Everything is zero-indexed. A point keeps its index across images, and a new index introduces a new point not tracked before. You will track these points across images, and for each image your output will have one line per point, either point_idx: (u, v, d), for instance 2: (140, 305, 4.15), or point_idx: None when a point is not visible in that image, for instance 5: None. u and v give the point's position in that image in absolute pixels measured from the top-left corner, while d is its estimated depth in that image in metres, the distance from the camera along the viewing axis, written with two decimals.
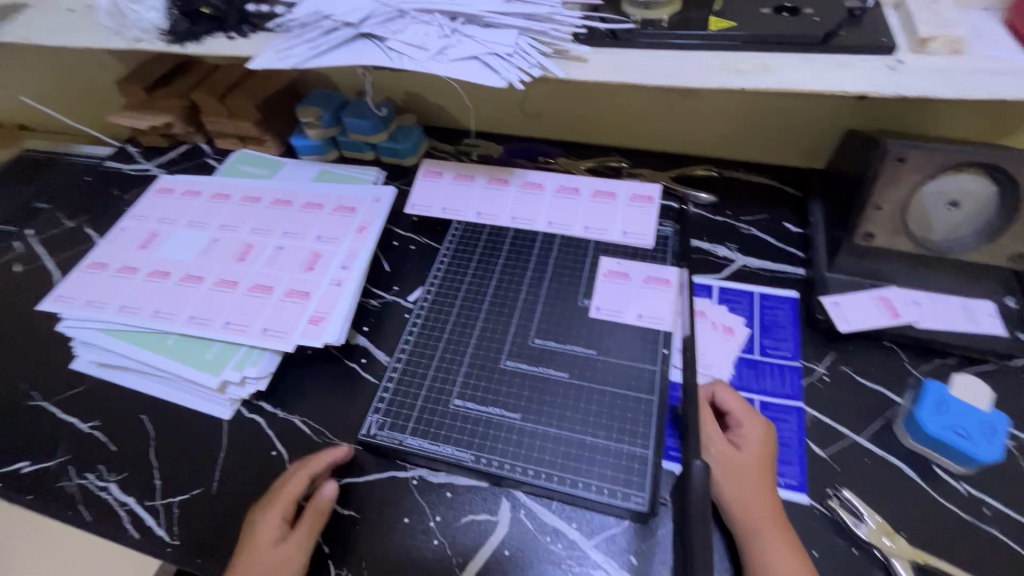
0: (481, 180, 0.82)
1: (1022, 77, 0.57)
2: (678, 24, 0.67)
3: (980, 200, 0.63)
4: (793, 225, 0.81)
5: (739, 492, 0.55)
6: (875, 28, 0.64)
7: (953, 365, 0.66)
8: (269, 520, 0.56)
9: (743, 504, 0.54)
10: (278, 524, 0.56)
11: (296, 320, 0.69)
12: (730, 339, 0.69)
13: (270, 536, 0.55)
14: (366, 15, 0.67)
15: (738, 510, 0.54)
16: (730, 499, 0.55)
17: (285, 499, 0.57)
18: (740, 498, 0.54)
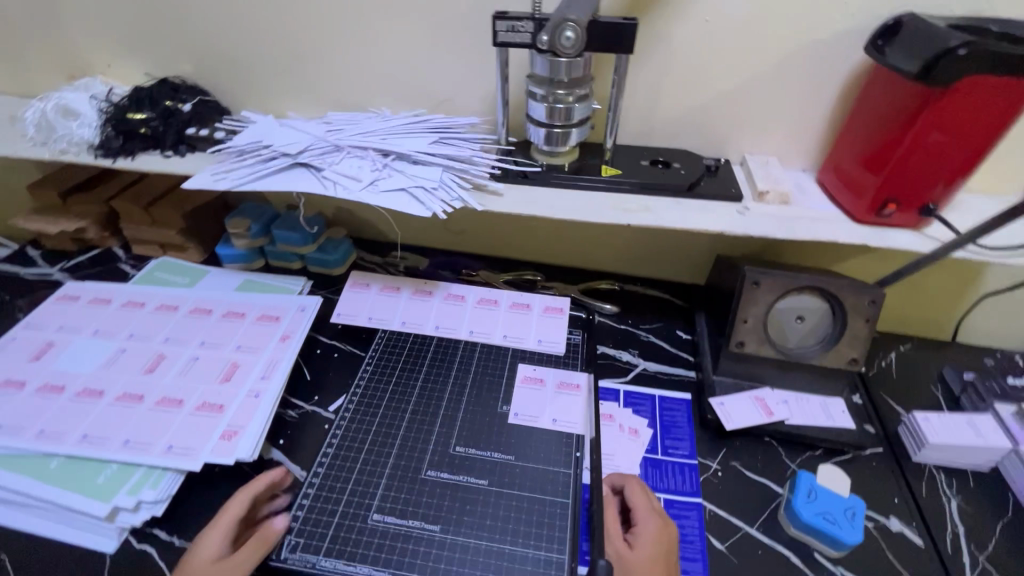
0: (407, 292, 0.88)
1: (832, 224, 0.75)
2: (578, 169, 0.81)
3: (819, 315, 0.78)
4: (684, 332, 0.93)
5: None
6: (727, 180, 0.82)
7: (820, 456, 0.76)
8: (211, 539, 0.58)
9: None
10: (217, 543, 0.57)
11: (205, 436, 0.66)
12: (635, 440, 0.75)
13: (211, 553, 0.56)
14: (304, 148, 0.76)
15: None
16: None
17: (228, 517, 0.59)
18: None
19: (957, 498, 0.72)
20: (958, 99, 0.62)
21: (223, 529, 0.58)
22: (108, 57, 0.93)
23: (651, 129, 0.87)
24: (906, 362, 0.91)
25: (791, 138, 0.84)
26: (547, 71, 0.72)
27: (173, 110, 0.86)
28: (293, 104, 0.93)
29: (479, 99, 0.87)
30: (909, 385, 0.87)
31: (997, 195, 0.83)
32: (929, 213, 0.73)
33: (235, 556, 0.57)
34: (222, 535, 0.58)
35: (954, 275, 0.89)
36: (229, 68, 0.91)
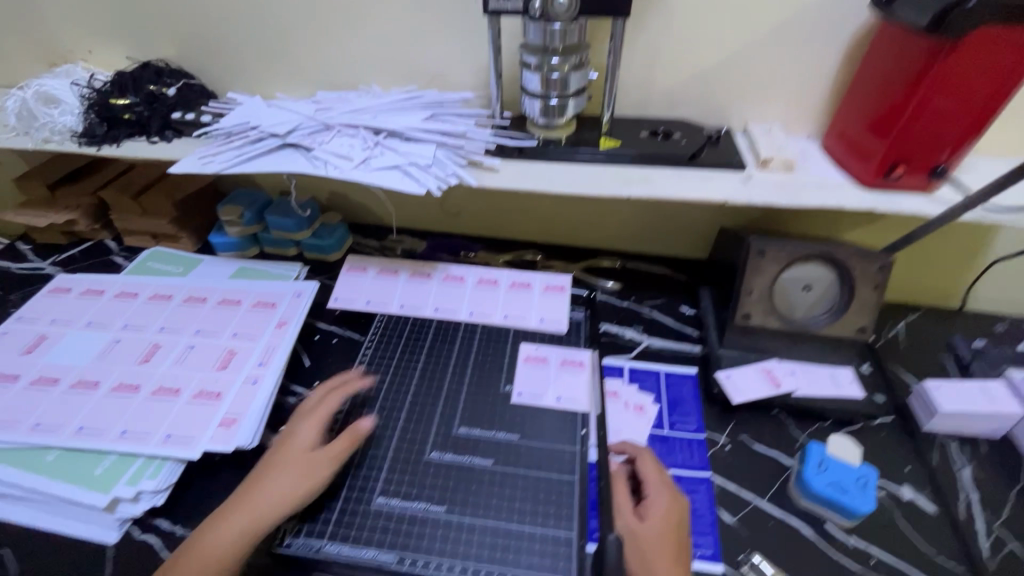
0: (405, 274, 0.86)
1: (838, 190, 0.73)
2: (576, 142, 0.79)
3: (827, 285, 0.77)
4: (688, 307, 0.91)
5: (644, 566, 0.55)
6: (729, 149, 0.80)
7: (830, 427, 0.75)
8: (307, 429, 0.64)
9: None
10: (312, 435, 0.63)
11: (203, 425, 0.65)
12: (642, 416, 0.74)
13: (307, 441, 0.63)
14: (293, 128, 0.74)
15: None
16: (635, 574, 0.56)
17: (321, 413, 0.66)
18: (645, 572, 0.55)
19: (969, 466, 0.71)
20: (969, 51, 0.60)
21: (317, 420, 0.65)
22: (88, 42, 0.90)
23: (649, 99, 0.84)
24: (915, 331, 0.90)
25: (794, 104, 0.82)
26: (540, 39, 0.69)
27: (157, 95, 0.83)
28: (281, 85, 0.90)
29: (472, 74, 0.84)
30: (918, 353, 0.86)
31: (1007, 156, 0.81)
32: (939, 175, 0.70)
33: (328, 444, 0.63)
34: (316, 427, 0.64)
35: (963, 240, 0.87)
36: (213, 50, 0.88)
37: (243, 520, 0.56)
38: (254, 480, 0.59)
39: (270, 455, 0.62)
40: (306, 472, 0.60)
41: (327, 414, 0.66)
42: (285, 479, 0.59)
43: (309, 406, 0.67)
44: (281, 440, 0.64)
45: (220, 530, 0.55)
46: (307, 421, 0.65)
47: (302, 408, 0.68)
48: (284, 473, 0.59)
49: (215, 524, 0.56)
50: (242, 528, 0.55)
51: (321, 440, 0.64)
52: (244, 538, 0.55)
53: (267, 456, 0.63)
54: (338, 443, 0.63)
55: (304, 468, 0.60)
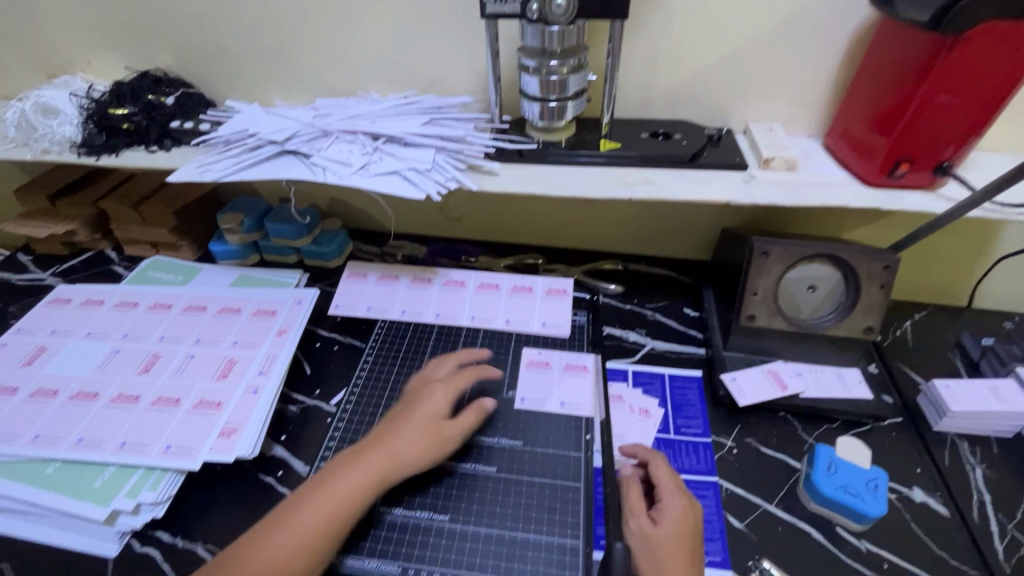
0: (406, 280, 0.86)
1: (842, 189, 0.73)
2: (576, 144, 0.78)
3: (832, 284, 0.76)
4: (691, 309, 0.90)
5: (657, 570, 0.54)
6: (731, 149, 0.79)
7: (838, 429, 0.74)
8: (438, 399, 0.64)
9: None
10: (442, 406, 0.64)
11: (203, 434, 0.64)
12: (647, 421, 0.73)
13: (437, 411, 0.63)
14: (291, 134, 0.73)
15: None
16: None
17: (455, 386, 0.67)
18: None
19: (981, 466, 0.70)
20: (972, 48, 0.59)
21: (450, 390, 0.66)
22: (87, 53, 0.91)
23: (648, 101, 0.84)
24: (922, 330, 0.89)
25: (795, 103, 0.81)
26: (538, 41, 0.69)
27: (156, 104, 0.83)
28: (279, 92, 0.90)
29: (471, 78, 0.84)
30: (926, 352, 0.85)
31: (1012, 152, 0.80)
32: (944, 171, 0.70)
33: (457, 418, 0.64)
34: (447, 397, 0.65)
35: (969, 237, 0.86)
36: (212, 58, 0.88)
37: (369, 472, 0.57)
38: (379, 436, 0.60)
39: (398, 417, 0.63)
40: (434, 441, 0.61)
41: (461, 387, 0.67)
42: (415, 442, 0.60)
43: (440, 375, 0.68)
44: (410, 401, 0.65)
45: (344, 476, 0.56)
46: (440, 390, 0.65)
47: (432, 375, 0.69)
48: (414, 436, 0.60)
49: (337, 470, 0.57)
50: (365, 480, 0.57)
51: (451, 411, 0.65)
52: (367, 489, 0.56)
53: (392, 415, 0.64)
54: (466, 419, 0.64)
55: (431, 437, 0.61)
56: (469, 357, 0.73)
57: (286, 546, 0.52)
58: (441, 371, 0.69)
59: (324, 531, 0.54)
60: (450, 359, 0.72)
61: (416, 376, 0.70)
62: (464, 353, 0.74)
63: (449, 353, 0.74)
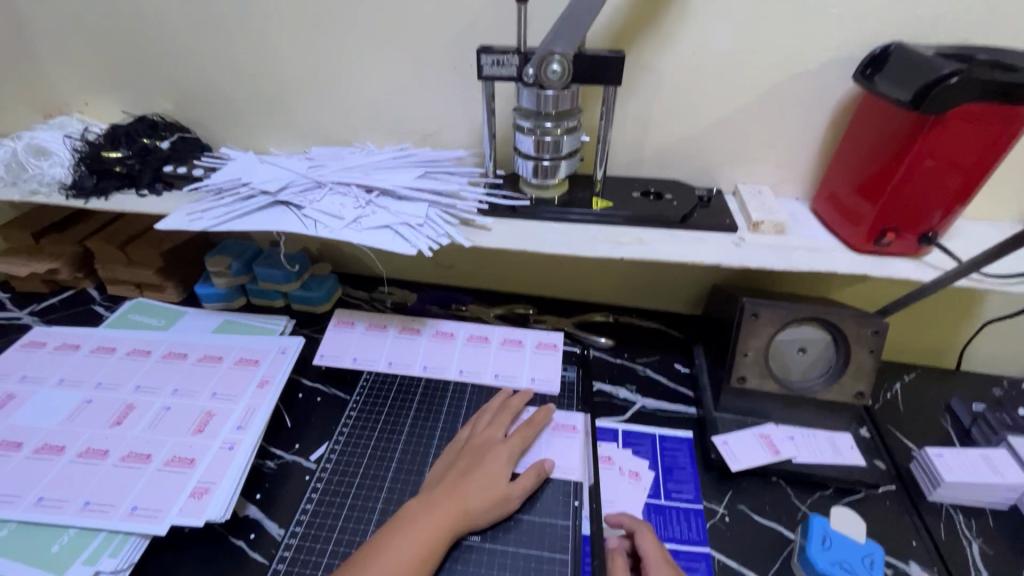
0: (394, 330, 0.85)
1: (830, 254, 0.73)
2: (568, 201, 0.79)
3: (821, 347, 0.76)
4: (682, 365, 0.90)
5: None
6: (720, 210, 0.80)
7: (832, 497, 0.72)
8: (500, 458, 0.65)
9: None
10: (504, 465, 0.65)
11: (173, 495, 0.61)
12: (637, 485, 0.71)
13: (500, 470, 0.64)
14: (284, 185, 0.73)
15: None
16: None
17: (515, 444, 0.67)
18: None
19: (978, 540, 0.68)
20: (950, 128, 0.62)
21: (512, 449, 0.67)
22: (86, 95, 0.91)
23: (640, 160, 0.85)
24: (913, 392, 0.88)
25: (782, 166, 0.83)
26: (533, 104, 0.71)
27: (150, 148, 0.83)
28: (276, 139, 0.91)
29: (466, 133, 0.86)
30: (917, 417, 0.84)
31: (993, 221, 0.82)
32: (929, 241, 0.71)
33: (519, 476, 0.65)
34: (509, 456, 0.66)
35: (954, 300, 0.87)
36: (211, 105, 0.89)
37: (439, 529, 0.57)
38: (444, 492, 0.61)
39: (463, 473, 0.63)
40: (498, 500, 0.62)
41: (521, 446, 0.68)
42: (482, 501, 0.61)
43: (498, 431, 0.69)
44: (475, 455, 0.66)
45: (412, 536, 0.56)
46: (503, 449, 0.66)
47: (490, 430, 0.69)
48: (479, 496, 0.61)
49: (403, 529, 0.57)
50: (433, 541, 0.57)
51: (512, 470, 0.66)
52: (439, 548, 0.57)
53: (455, 467, 0.64)
54: (527, 478, 0.64)
55: (494, 498, 0.62)
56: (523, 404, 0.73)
57: None
58: (498, 425, 0.70)
59: None
60: (503, 410, 0.72)
61: (467, 429, 0.71)
62: (514, 399, 0.74)
63: (500, 399, 0.74)
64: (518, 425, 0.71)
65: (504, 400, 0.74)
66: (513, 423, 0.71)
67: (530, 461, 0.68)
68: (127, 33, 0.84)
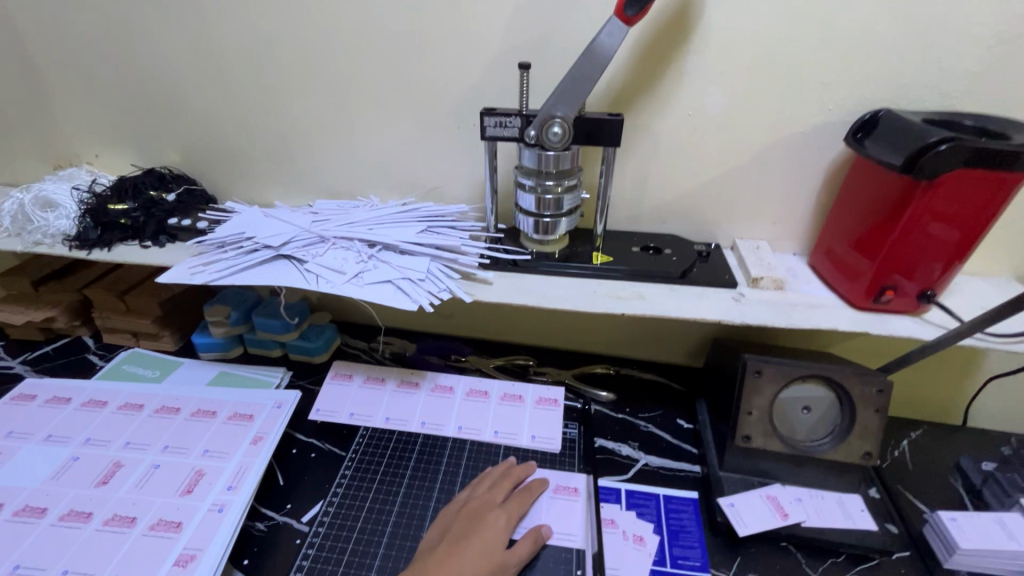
0: (392, 384, 0.83)
1: (831, 311, 0.74)
2: (569, 256, 0.80)
3: (826, 406, 0.74)
4: (685, 420, 0.88)
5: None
6: (719, 265, 0.81)
7: (844, 564, 0.69)
8: (496, 525, 0.63)
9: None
10: (501, 532, 0.62)
11: (156, 562, 0.58)
12: (641, 550, 0.68)
13: (496, 538, 0.62)
14: (288, 240, 0.74)
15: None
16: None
17: (512, 512, 0.65)
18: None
19: None
20: (943, 191, 0.63)
21: (509, 515, 0.65)
22: (97, 147, 0.94)
23: (640, 215, 0.87)
24: (921, 450, 0.87)
25: (778, 223, 0.85)
26: (535, 163, 0.72)
27: (156, 200, 0.84)
28: (281, 192, 0.92)
29: (469, 187, 0.87)
30: (926, 476, 0.82)
31: (989, 277, 0.83)
32: (928, 299, 0.71)
33: (515, 545, 0.62)
34: (506, 523, 0.64)
35: (956, 355, 0.87)
36: (219, 158, 0.91)
37: None
38: (437, 561, 0.58)
39: (458, 539, 0.61)
40: (494, 569, 0.59)
41: (519, 513, 0.66)
42: (477, 570, 0.58)
43: (497, 496, 0.67)
44: (471, 521, 0.63)
45: None
46: (500, 515, 0.64)
47: (488, 495, 0.67)
48: (474, 566, 0.58)
49: None
50: None
51: (509, 536, 0.63)
52: None
53: (450, 533, 0.62)
54: (524, 547, 0.62)
55: (490, 566, 0.59)
56: (524, 471, 0.71)
57: None
58: (499, 490, 0.68)
59: None
60: (504, 476, 0.70)
61: (465, 493, 0.69)
62: (516, 468, 0.72)
63: (502, 465, 0.72)
64: (518, 492, 0.69)
65: (506, 466, 0.72)
66: (514, 488, 0.69)
67: (527, 529, 0.65)
68: (142, 90, 0.87)
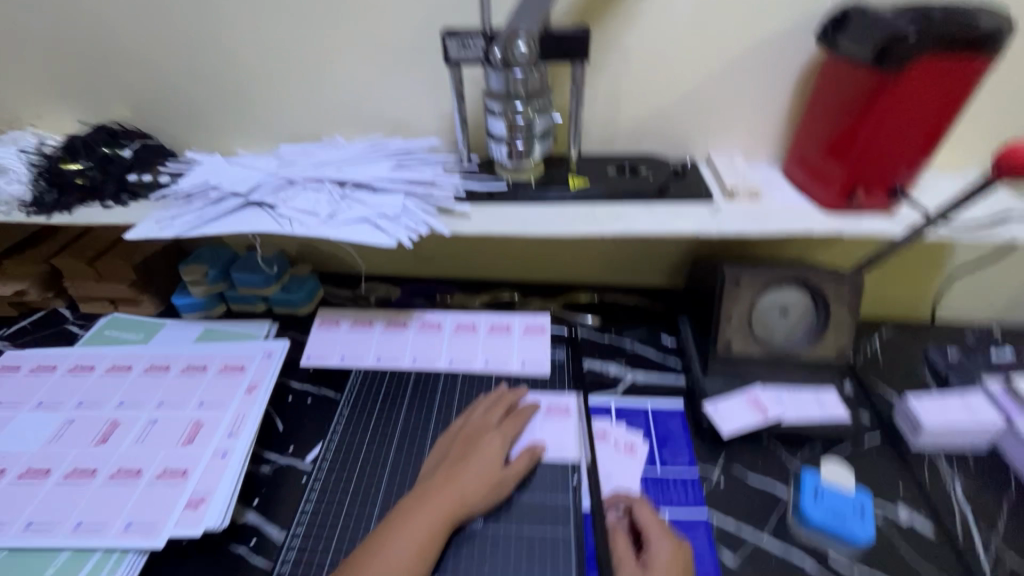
0: (380, 326, 0.84)
1: (805, 216, 0.75)
2: (545, 182, 0.79)
3: (801, 309, 0.77)
4: (668, 337, 0.91)
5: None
6: (695, 181, 0.81)
7: (821, 452, 0.74)
8: (492, 445, 0.66)
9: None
10: (498, 451, 0.65)
11: (167, 508, 0.60)
12: (632, 458, 0.72)
13: (493, 456, 0.64)
14: (255, 186, 0.72)
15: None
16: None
17: (507, 432, 0.68)
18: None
19: (960, 481, 0.71)
20: (913, 81, 0.63)
21: (504, 435, 0.67)
22: (38, 107, 0.88)
23: (614, 136, 0.86)
24: (891, 346, 0.91)
25: (751, 134, 0.84)
26: (503, 86, 0.70)
27: (111, 157, 0.80)
28: (243, 140, 0.88)
29: (437, 121, 0.85)
30: (896, 368, 0.87)
31: (957, 173, 0.84)
32: (897, 195, 0.73)
33: (513, 461, 0.65)
34: (502, 442, 0.66)
35: (925, 253, 0.90)
36: (171, 109, 0.86)
37: (438, 516, 0.57)
38: (438, 482, 0.61)
39: (457, 461, 0.64)
40: (493, 485, 0.62)
41: (514, 433, 0.69)
42: (477, 486, 0.61)
43: (492, 420, 0.69)
44: (469, 444, 0.66)
45: (411, 527, 0.56)
46: (496, 436, 0.67)
47: (483, 419, 0.70)
48: (475, 483, 0.61)
49: (401, 522, 0.57)
50: (431, 528, 0.56)
51: (506, 454, 0.66)
52: (438, 532, 0.57)
53: (449, 457, 0.65)
54: (521, 463, 0.65)
55: (490, 482, 0.62)
56: (516, 394, 0.74)
57: None
58: (493, 414, 0.70)
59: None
60: (498, 401, 0.73)
61: (461, 419, 0.71)
62: (508, 393, 0.74)
63: (494, 392, 0.74)
64: (512, 414, 0.71)
65: (499, 392, 0.74)
66: (508, 411, 0.72)
67: (523, 446, 0.68)
68: (76, 39, 0.81)
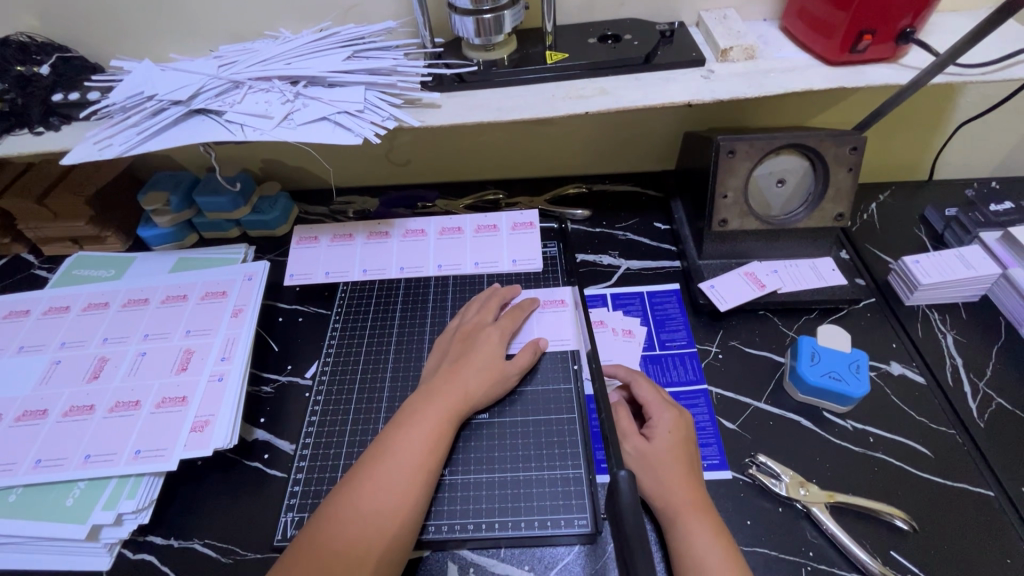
0: (361, 237, 0.80)
1: (806, 72, 0.68)
2: (520, 60, 0.71)
3: (800, 176, 0.73)
4: (661, 223, 0.88)
5: (658, 482, 0.56)
6: (685, 44, 0.73)
7: (817, 318, 0.75)
8: (491, 340, 0.65)
9: (661, 494, 0.55)
10: (498, 346, 0.64)
11: (173, 433, 0.60)
12: (631, 341, 0.72)
13: (495, 352, 0.64)
14: (196, 91, 0.64)
15: (660, 502, 0.55)
16: (653, 491, 0.56)
17: (506, 327, 0.67)
18: (661, 488, 0.56)
19: (952, 332, 0.72)
20: None
21: (503, 330, 0.66)
22: None
23: (591, 1, 0.76)
24: (888, 209, 0.89)
25: None
26: None
27: (29, 76, 0.71)
28: (175, 44, 0.78)
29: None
30: (894, 231, 0.85)
31: (970, 10, 0.76)
32: (905, 38, 0.66)
33: (515, 356, 0.65)
34: (502, 338, 0.66)
35: (930, 105, 0.85)
36: (81, 12, 0.74)
37: (445, 412, 0.58)
38: (441, 379, 0.60)
39: (457, 359, 0.63)
40: (497, 379, 0.63)
41: (512, 328, 0.68)
42: (480, 381, 0.61)
43: (488, 316, 0.68)
44: (468, 342, 0.65)
45: (419, 424, 0.56)
46: (495, 332, 0.66)
47: (479, 317, 0.68)
48: (477, 377, 0.61)
49: (408, 420, 0.57)
50: (439, 424, 0.57)
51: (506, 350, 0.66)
52: (449, 424, 0.57)
53: (448, 356, 0.64)
54: (524, 357, 0.65)
55: (493, 377, 0.62)
56: (512, 293, 0.72)
57: (391, 488, 0.52)
58: (487, 311, 0.69)
59: (421, 469, 0.54)
60: (492, 298, 0.71)
61: (456, 320, 0.70)
62: (502, 290, 0.72)
63: (488, 290, 0.73)
64: (508, 311, 0.70)
65: (493, 289, 0.72)
66: (502, 307, 0.71)
67: (526, 341, 0.68)
68: None
